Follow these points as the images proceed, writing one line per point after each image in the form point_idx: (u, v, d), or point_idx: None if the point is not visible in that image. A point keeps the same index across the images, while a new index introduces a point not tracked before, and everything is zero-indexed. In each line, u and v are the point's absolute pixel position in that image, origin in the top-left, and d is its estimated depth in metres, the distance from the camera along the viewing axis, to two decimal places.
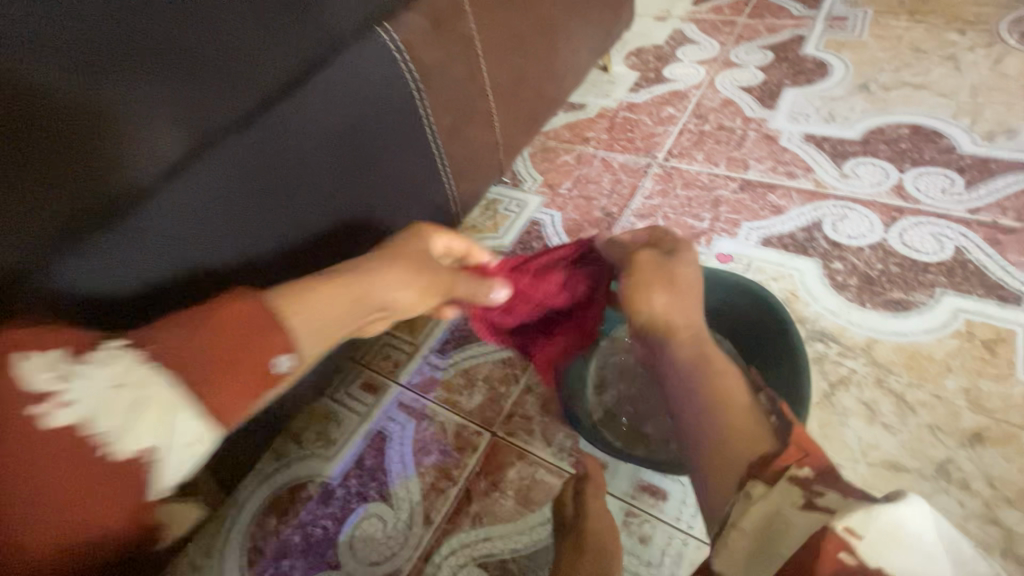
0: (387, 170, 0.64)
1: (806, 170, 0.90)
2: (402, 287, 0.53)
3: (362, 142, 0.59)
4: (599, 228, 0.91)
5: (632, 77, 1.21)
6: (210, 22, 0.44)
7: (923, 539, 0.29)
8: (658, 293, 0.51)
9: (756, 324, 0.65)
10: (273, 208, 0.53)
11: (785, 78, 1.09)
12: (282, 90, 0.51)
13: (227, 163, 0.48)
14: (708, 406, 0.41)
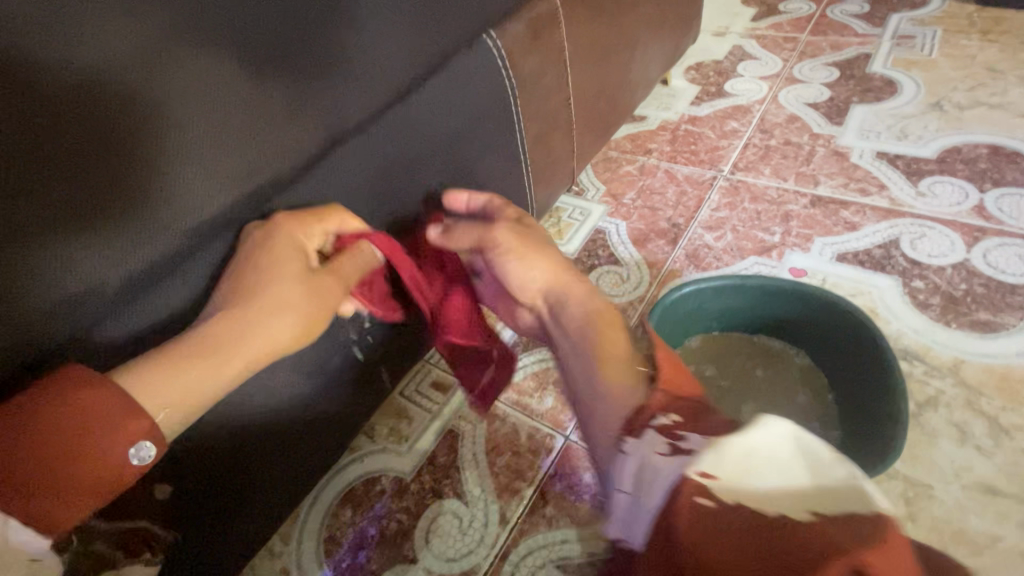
0: (480, 171, 0.66)
1: (880, 187, 0.89)
2: (282, 328, 0.44)
3: (464, 144, 0.61)
4: (666, 239, 0.91)
5: (693, 91, 1.22)
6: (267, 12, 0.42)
7: (778, 453, 0.34)
8: (537, 263, 0.58)
9: (838, 336, 0.65)
10: (384, 204, 0.55)
11: (853, 96, 1.09)
12: (404, 91, 0.53)
13: (344, 158, 0.48)
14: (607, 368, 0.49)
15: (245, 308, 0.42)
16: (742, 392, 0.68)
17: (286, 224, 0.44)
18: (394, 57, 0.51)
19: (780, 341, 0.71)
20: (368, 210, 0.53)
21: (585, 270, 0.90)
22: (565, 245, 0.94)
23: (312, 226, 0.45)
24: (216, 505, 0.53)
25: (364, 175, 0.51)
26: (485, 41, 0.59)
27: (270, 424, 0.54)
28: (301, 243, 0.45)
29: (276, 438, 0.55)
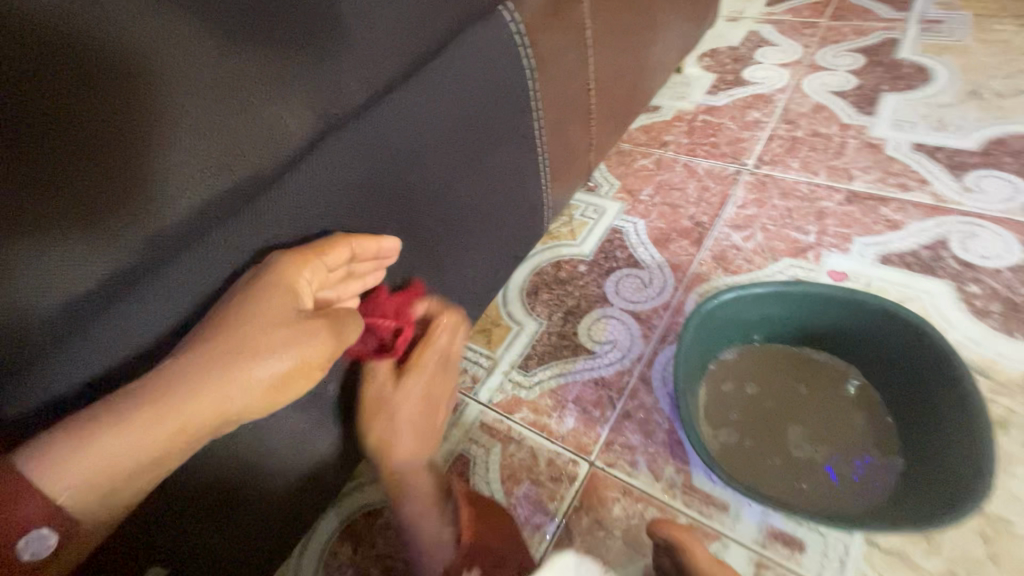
0: (495, 165, 0.59)
1: (921, 182, 0.83)
2: (257, 385, 0.35)
3: (477, 134, 0.54)
4: (689, 239, 0.84)
5: (709, 79, 1.14)
6: None
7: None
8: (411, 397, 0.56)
9: (895, 349, 0.59)
10: (389, 205, 0.47)
11: (883, 83, 1.02)
12: (408, 69, 0.45)
13: (340, 148, 0.40)
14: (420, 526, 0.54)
15: (200, 362, 0.33)
16: (788, 412, 0.61)
17: (284, 266, 0.37)
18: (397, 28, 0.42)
19: (825, 353, 0.65)
20: (369, 213, 0.46)
21: (603, 273, 0.82)
22: (579, 246, 0.86)
23: (308, 262, 0.38)
24: (201, 562, 0.45)
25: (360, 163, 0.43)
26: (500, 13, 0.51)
27: (261, 466, 0.45)
28: (298, 285, 0.37)
29: (268, 481, 0.47)
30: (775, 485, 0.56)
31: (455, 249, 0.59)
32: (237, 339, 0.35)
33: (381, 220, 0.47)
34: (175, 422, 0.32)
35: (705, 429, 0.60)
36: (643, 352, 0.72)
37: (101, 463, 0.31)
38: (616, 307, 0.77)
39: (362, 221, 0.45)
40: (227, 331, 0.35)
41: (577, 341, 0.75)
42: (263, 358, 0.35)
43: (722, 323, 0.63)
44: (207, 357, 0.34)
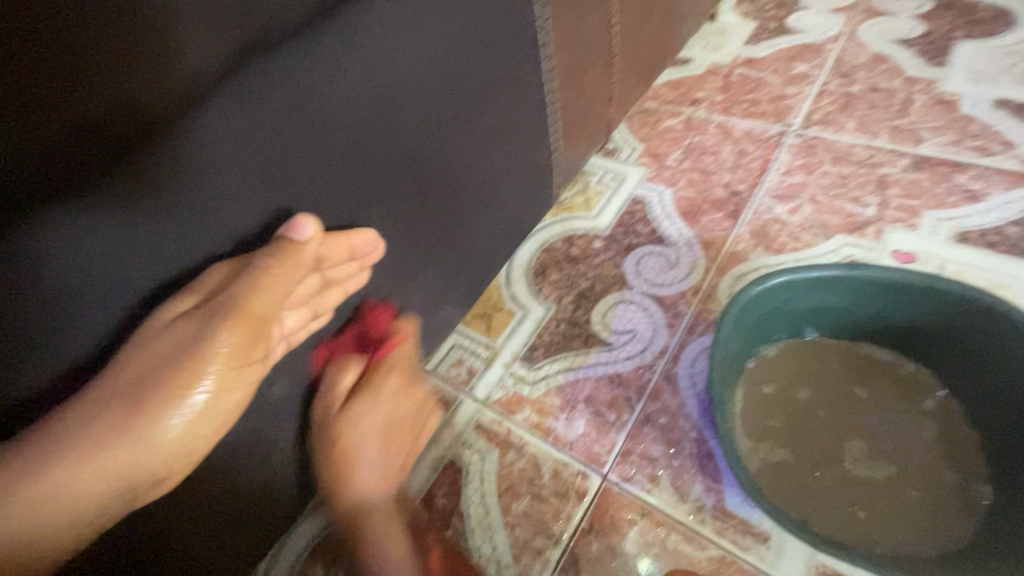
0: (492, 116, 0.49)
1: (1005, 145, 0.70)
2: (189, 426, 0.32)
3: (466, 74, 0.44)
4: (723, 211, 0.72)
5: (747, 26, 0.99)
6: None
7: None
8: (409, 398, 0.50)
9: (976, 346, 0.48)
10: (352, 162, 0.38)
11: (955, 30, 0.87)
12: None
13: (275, 81, 0.32)
14: (387, 549, 0.45)
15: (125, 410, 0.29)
16: (846, 425, 0.51)
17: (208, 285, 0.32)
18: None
19: (887, 352, 0.54)
20: (325, 171, 0.37)
21: (621, 251, 0.71)
22: (595, 219, 0.75)
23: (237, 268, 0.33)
24: None
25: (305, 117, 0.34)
26: None
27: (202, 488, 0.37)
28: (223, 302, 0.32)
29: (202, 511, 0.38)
30: (827, 514, 0.46)
31: (442, 219, 0.49)
32: (157, 357, 0.30)
33: (339, 185, 0.38)
34: (90, 459, 0.29)
35: (742, 442, 0.50)
36: (667, 345, 0.61)
37: (20, 501, 0.28)
38: (637, 291, 0.66)
39: (315, 182, 0.36)
40: (143, 350, 0.30)
41: (589, 330, 0.64)
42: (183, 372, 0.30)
43: (763, 312, 0.52)
44: (143, 381, 0.30)
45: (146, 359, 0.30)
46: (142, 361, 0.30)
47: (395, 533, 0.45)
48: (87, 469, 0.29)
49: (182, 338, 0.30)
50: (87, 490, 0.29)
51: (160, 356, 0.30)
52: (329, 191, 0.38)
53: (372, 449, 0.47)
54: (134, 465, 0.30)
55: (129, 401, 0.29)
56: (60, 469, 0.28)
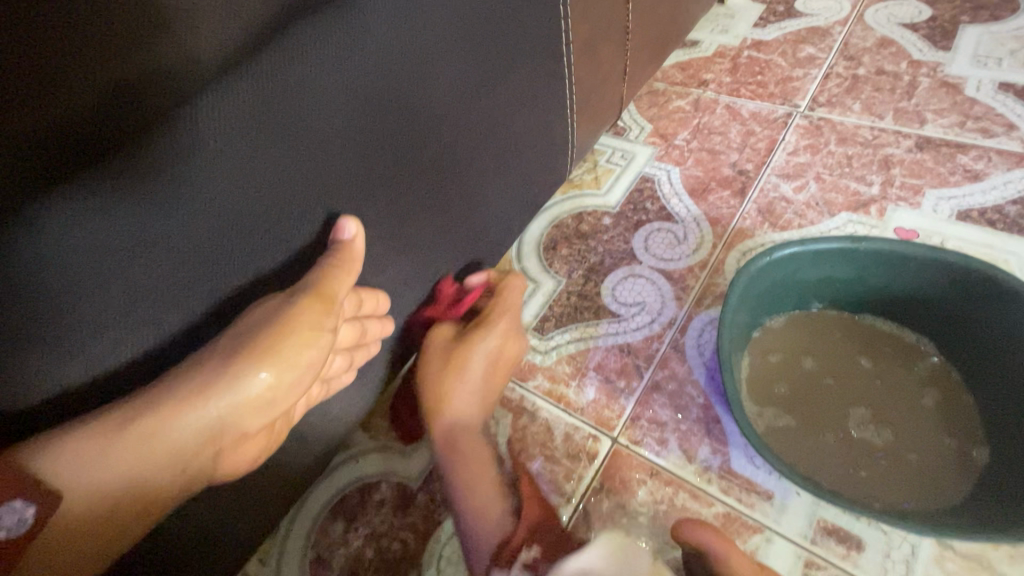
0: (513, 89, 0.50)
1: (1007, 127, 0.71)
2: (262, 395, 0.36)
3: (490, 44, 0.45)
4: (730, 190, 0.73)
5: (756, 9, 1.00)
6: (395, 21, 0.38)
7: None
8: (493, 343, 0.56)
9: (974, 316, 0.50)
10: (383, 127, 0.40)
11: (961, 14, 0.88)
12: None
13: (315, 44, 0.33)
14: (475, 492, 0.52)
15: (217, 380, 0.34)
16: (850, 392, 0.53)
17: (277, 307, 0.37)
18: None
19: (888, 323, 0.56)
20: (360, 134, 0.38)
21: (631, 227, 0.72)
22: (605, 196, 0.76)
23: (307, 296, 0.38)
24: (175, 548, 0.40)
25: (333, 80, 0.35)
26: None
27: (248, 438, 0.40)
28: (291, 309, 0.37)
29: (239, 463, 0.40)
30: (830, 473, 0.48)
31: (462, 188, 0.50)
32: (252, 335, 0.36)
33: (368, 147, 0.39)
34: (195, 416, 0.34)
35: (749, 407, 0.52)
36: (675, 317, 0.63)
37: (121, 456, 0.32)
38: (645, 265, 0.68)
39: (351, 145, 0.38)
40: (236, 332, 0.35)
41: (599, 302, 0.66)
42: (275, 349, 0.36)
43: (768, 283, 0.54)
44: (226, 354, 0.35)
45: (245, 336, 0.35)
46: (241, 338, 0.35)
47: (489, 482, 0.52)
48: (189, 425, 0.34)
49: (277, 318, 0.36)
50: (187, 446, 0.34)
51: (256, 334, 0.36)
52: (363, 154, 0.39)
53: (467, 392, 0.55)
54: (225, 425, 0.35)
55: (231, 368, 0.35)
56: (166, 427, 0.33)
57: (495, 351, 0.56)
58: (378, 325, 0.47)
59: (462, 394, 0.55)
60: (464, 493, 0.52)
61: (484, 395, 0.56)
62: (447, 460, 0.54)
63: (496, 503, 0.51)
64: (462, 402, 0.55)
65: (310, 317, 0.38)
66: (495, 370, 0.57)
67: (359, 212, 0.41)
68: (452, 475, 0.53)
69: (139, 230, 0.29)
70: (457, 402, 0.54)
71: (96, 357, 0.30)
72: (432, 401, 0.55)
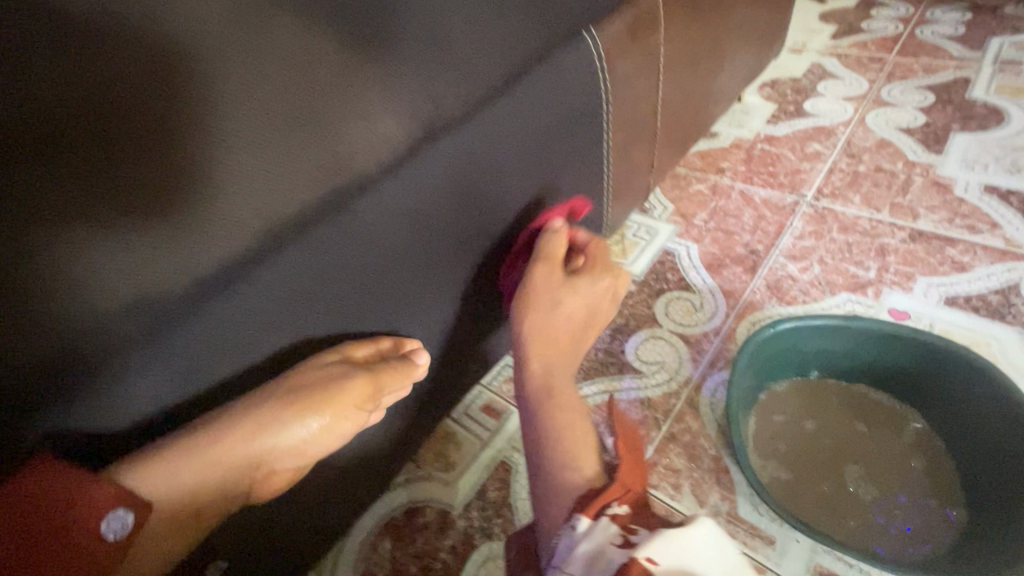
0: (568, 183, 0.60)
1: (992, 226, 0.81)
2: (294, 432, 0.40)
3: (555, 150, 0.55)
4: (743, 266, 0.83)
5: (769, 108, 1.13)
6: (495, 141, 0.46)
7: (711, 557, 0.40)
8: (575, 309, 0.59)
9: (956, 392, 0.57)
10: (472, 219, 0.49)
11: (952, 122, 1.00)
12: (500, 85, 0.46)
13: (444, 156, 0.42)
14: (568, 440, 0.52)
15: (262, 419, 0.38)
16: (846, 453, 0.60)
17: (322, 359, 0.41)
18: (488, 42, 0.44)
19: (881, 393, 0.64)
20: (458, 225, 0.48)
21: (653, 295, 0.82)
22: (631, 265, 0.87)
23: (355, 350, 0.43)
24: (272, 540, 0.48)
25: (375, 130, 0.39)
26: (585, 34, 0.53)
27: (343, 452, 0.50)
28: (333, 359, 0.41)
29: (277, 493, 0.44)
30: (825, 522, 0.55)
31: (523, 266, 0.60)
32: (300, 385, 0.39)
33: (463, 235, 0.49)
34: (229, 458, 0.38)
35: (754, 460, 0.59)
36: (691, 376, 0.72)
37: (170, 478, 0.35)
38: (666, 328, 0.77)
39: (455, 233, 0.48)
40: (279, 389, 0.39)
41: (624, 359, 0.75)
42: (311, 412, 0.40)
43: (773, 353, 0.63)
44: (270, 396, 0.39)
45: (289, 394, 0.39)
46: (283, 398, 0.39)
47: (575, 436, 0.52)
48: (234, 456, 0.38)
49: (321, 386, 0.40)
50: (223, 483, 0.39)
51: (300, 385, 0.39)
52: (461, 241, 0.49)
53: (573, 303, 0.59)
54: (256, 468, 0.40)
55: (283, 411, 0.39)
56: (209, 464, 0.37)
57: (605, 278, 0.62)
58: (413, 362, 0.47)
59: (564, 291, 0.59)
60: (564, 440, 0.51)
61: (574, 329, 0.60)
62: (537, 395, 0.56)
63: (586, 463, 0.50)
64: (569, 306, 0.59)
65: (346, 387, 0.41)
66: (596, 308, 0.62)
67: (450, 283, 0.51)
68: (541, 398, 0.56)
69: (162, 276, 0.31)
70: (540, 322, 0.58)
71: (94, 391, 0.31)
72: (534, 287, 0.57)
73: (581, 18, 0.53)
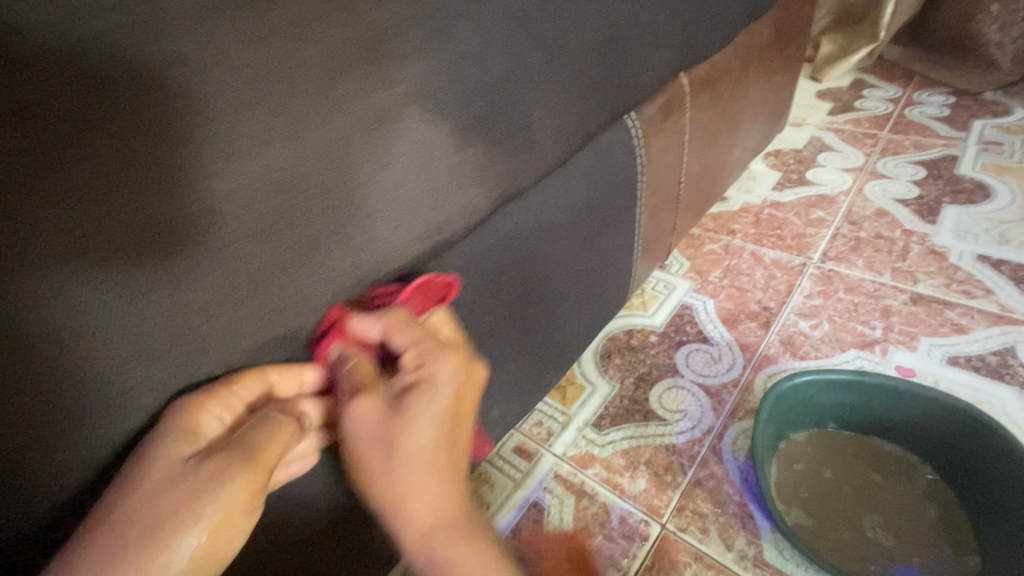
0: (607, 244, 0.67)
1: (986, 291, 0.87)
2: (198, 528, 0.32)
3: (600, 215, 0.62)
4: (757, 322, 0.89)
5: (774, 176, 1.23)
6: (552, 206, 0.55)
7: None
8: (432, 417, 0.39)
9: (965, 446, 0.62)
10: (531, 273, 0.56)
11: (944, 196, 1.09)
12: (558, 162, 0.54)
13: (512, 220, 0.51)
14: None
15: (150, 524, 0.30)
16: (866, 500, 0.64)
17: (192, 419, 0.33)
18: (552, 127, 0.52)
19: (893, 444, 0.68)
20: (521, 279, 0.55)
21: (674, 346, 0.88)
22: (651, 318, 0.93)
23: (215, 402, 0.34)
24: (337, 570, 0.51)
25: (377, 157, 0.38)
26: (627, 120, 0.61)
27: None
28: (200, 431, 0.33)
29: (319, 522, 0.46)
30: (850, 567, 0.58)
31: (563, 316, 0.66)
32: (169, 468, 0.32)
33: (522, 287, 0.56)
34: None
35: (778, 505, 0.63)
36: (713, 425, 0.76)
37: None
38: (687, 379, 0.82)
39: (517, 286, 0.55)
40: (112, 519, 0.30)
41: (649, 407, 0.79)
42: (173, 530, 0.31)
43: (792, 404, 0.68)
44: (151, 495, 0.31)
45: (128, 520, 0.30)
46: (113, 539, 0.29)
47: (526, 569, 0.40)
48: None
49: (169, 495, 0.31)
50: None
51: (168, 467, 0.32)
52: (520, 294, 0.56)
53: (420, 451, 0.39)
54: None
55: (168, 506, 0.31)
56: None
57: (442, 391, 0.40)
58: (295, 379, 0.38)
59: (422, 425, 0.39)
60: None
61: (443, 450, 0.40)
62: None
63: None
64: (414, 448, 0.39)
65: (216, 479, 0.32)
66: (455, 420, 0.41)
67: (504, 329, 0.57)
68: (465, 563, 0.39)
69: (104, 330, 0.29)
70: (404, 484, 0.39)
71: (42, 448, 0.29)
72: (357, 440, 0.39)
73: (624, 104, 0.61)
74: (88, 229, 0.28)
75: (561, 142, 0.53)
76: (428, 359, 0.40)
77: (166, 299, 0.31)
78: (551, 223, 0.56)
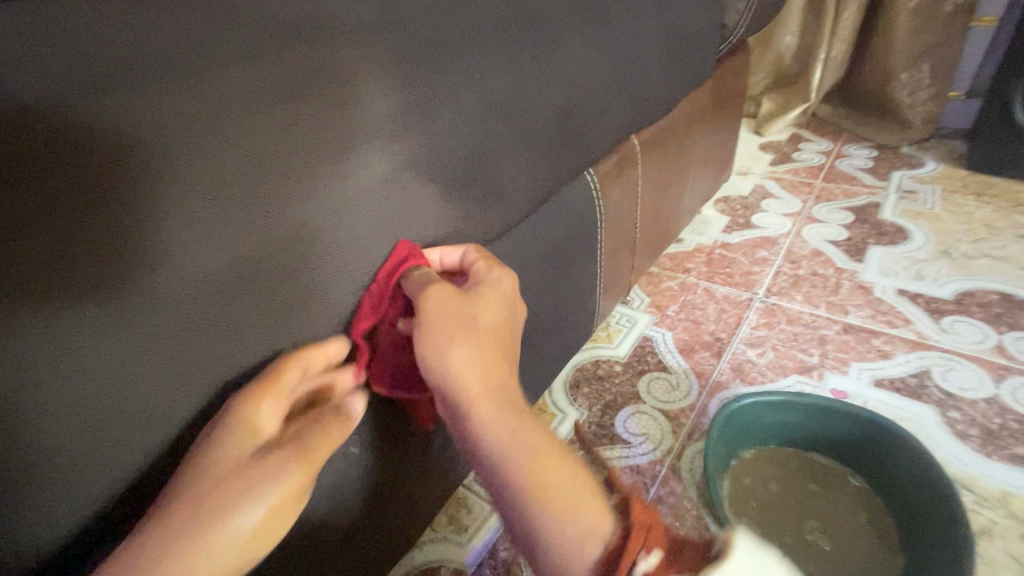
0: (573, 282, 0.76)
1: (906, 321, 0.99)
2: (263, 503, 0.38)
3: (565, 256, 0.71)
4: (710, 351, 0.98)
5: (723, 220, 1.36)
6: (522, 249, 0.63)
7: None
8: (490, 305, 0.49)
9: (888, 457, 0.71)
10: None
11: (869, 237, 1.23)
12: (527, 212, 0.63)
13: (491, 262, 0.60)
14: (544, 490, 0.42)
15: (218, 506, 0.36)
16: (808, 509, 0.71)
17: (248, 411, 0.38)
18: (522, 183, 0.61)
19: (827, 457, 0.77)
20: None
21: (637, 375, 0.95)
22: (616, 349, 1.01)
23: (268, 393, 0.38)
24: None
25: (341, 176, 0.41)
26: (585, 176, 0.71)
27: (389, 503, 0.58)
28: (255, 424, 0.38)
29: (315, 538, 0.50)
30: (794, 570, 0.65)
31: (534, 346, 0.73)
32: (231, 459, 0.37)
33: None
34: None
35: (731, 516, 0.70)
36: (672, 446, 0.83)
37: None
38: (648, 404, 0.90)
39: None
40: (171, 509, 0.35)
41: (614, 431, 0.86)
42: (242, 505, 0.37)
43: (741, 424, 0.76)
44: (212, 484, 0.36)
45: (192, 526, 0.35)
46: (178, 538, 0.34)
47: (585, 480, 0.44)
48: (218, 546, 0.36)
49: (236, 478, 0.37)
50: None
51: (230, 461, 0.37)
52: None
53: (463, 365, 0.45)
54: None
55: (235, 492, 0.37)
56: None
57: (501, 286, 0.51)
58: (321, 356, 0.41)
59: (484, 305, 0.49)
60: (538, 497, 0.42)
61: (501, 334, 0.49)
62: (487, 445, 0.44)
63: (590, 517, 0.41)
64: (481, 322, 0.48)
65: (273, 472, 0.39)
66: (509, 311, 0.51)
67: None
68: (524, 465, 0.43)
69: (127, 351, 0.32)
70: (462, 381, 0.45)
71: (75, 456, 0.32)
72: (429, 312, 0.46)
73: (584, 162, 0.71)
74: (80, 281, 0.30)
75: (530, 194, 0.62)
76: (493, 268, 0.51)
77: (178, 311, 0.34)
78: (522, 264, 0.64)
